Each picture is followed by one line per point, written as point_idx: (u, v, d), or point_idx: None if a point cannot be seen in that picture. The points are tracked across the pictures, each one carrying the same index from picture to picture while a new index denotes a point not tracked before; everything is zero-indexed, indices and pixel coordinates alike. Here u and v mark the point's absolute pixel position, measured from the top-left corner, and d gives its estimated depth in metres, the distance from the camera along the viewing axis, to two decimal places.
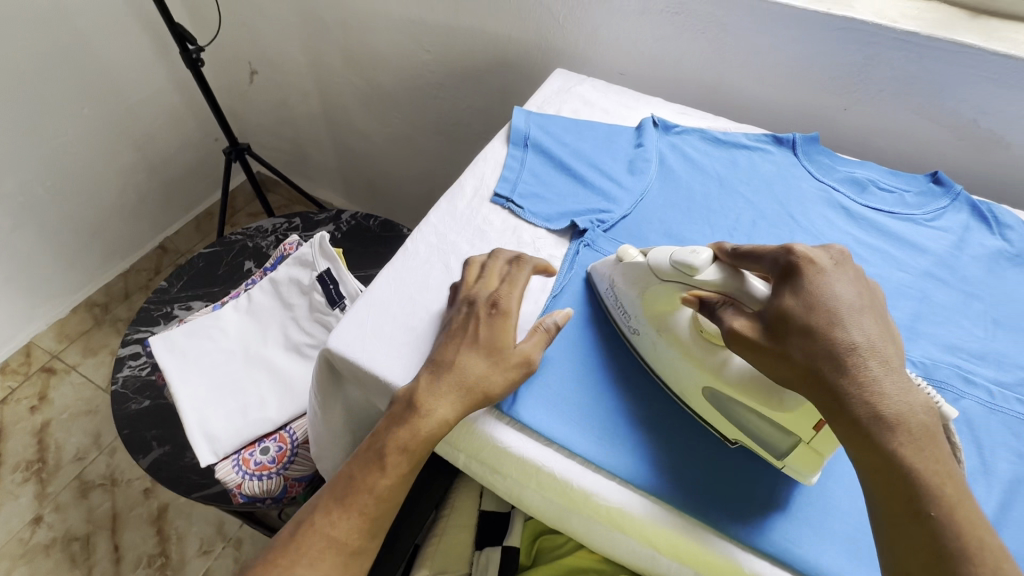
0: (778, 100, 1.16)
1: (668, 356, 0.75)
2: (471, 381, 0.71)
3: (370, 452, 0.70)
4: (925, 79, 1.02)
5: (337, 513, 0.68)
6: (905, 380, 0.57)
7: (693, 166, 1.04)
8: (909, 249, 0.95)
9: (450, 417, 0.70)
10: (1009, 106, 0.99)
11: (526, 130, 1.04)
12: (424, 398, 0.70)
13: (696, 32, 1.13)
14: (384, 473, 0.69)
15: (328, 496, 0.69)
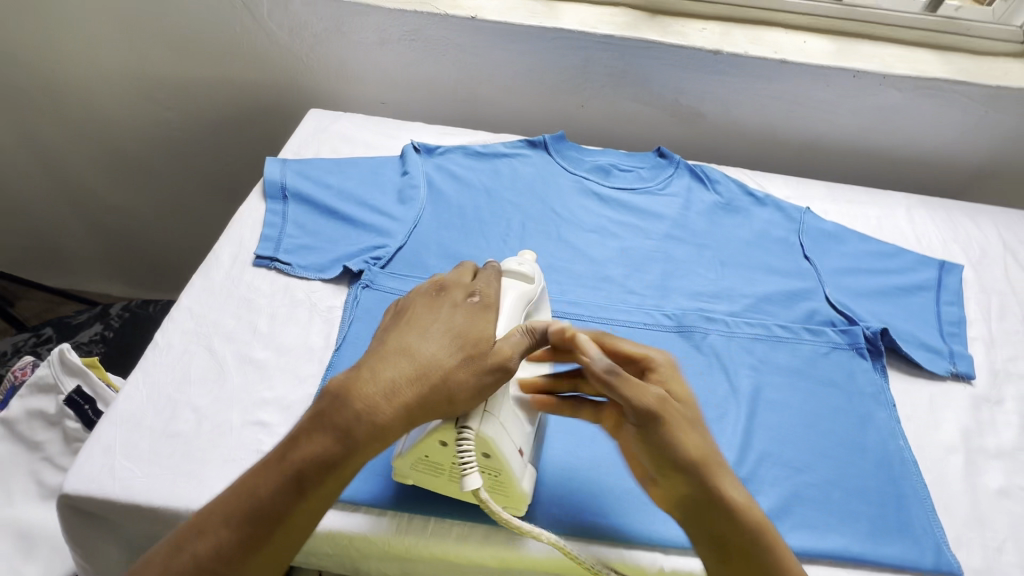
0: (528, 109, 1.17)
1: None
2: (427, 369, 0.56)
3: (274, 467, 0.52)
4: (629, 72, 1.09)
5: (217, 557, 0.49)
6: (699, 424, 0.61)
7: (452, 183, 0.97)
8: (646, 218, 0.99)
9: (393, 422, 0.54)
10: (700, 86, 1.10)
11: (282, 180, 0.93)
12: (369, 392, 0.54)
13: (439, 55, 1.10)
14: (299, 504, 0.51)
15: (208, 528, 0.50)
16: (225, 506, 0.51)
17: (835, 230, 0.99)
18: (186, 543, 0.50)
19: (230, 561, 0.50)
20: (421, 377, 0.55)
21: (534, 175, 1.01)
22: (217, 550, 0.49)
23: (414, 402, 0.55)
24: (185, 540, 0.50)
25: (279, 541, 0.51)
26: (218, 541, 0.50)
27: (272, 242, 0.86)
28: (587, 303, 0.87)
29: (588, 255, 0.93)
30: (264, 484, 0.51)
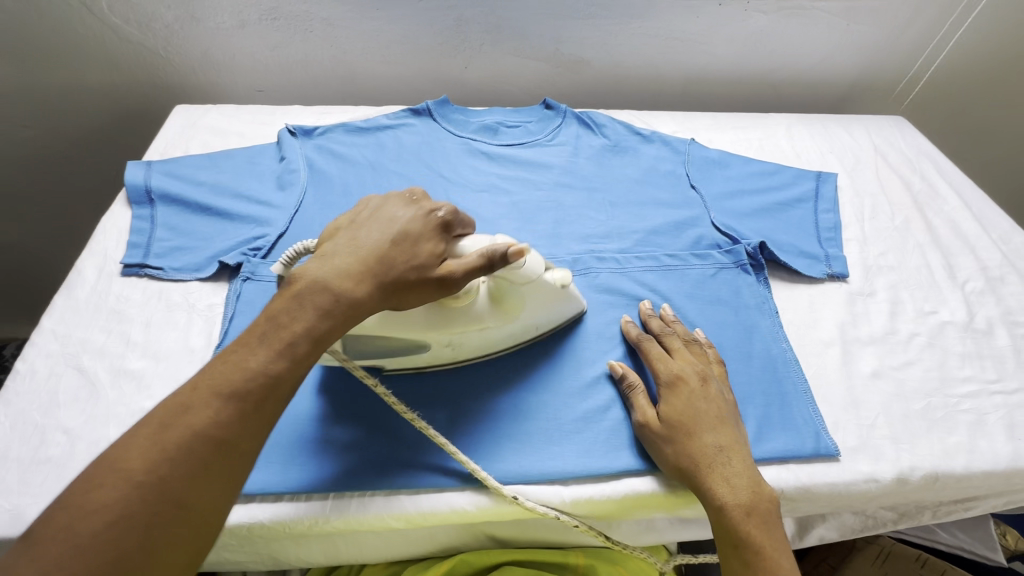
0: (624, 75, 1.02)
1: (486, 331, 0.58)
2: (370, 249, 0.50)
3: (258, 340, 0.44)
4: (739, 26, 0.95)
5: (187, 444, 0.39)
6: (740, 475, 0.52)
7: (557, 134, 0.89)
8: (739, 210, 0.80)
9: (356, 295, 0.47)
10: (813, 38, 0.99)
11: (303, 132, 0.84)
12: (311, 266, 0.48)
13: (454, 33, 0.93)
14: (285, 384, 0.44)
15: (197, 403, 0.40)
16: (208, 380, 0.42)
17: (972, 218, 0.83)
18: (159, 423, 0.39)
19: (196, 463, 0.39)
20: (357, 247, 0.50)
21: (647, 133, 0.90)
22: (205, 431, 0.40)
23: (371, 276, 0.48)
24: (174, 420, 0.40)
25: (247, 441, 0.41)
26: (203, 420, 0.40)
27: (356, 168, 0.81)
28: (700, 287, 0.70)
29: (704, 224, 0.78)
30: (251, 356, 0.43)
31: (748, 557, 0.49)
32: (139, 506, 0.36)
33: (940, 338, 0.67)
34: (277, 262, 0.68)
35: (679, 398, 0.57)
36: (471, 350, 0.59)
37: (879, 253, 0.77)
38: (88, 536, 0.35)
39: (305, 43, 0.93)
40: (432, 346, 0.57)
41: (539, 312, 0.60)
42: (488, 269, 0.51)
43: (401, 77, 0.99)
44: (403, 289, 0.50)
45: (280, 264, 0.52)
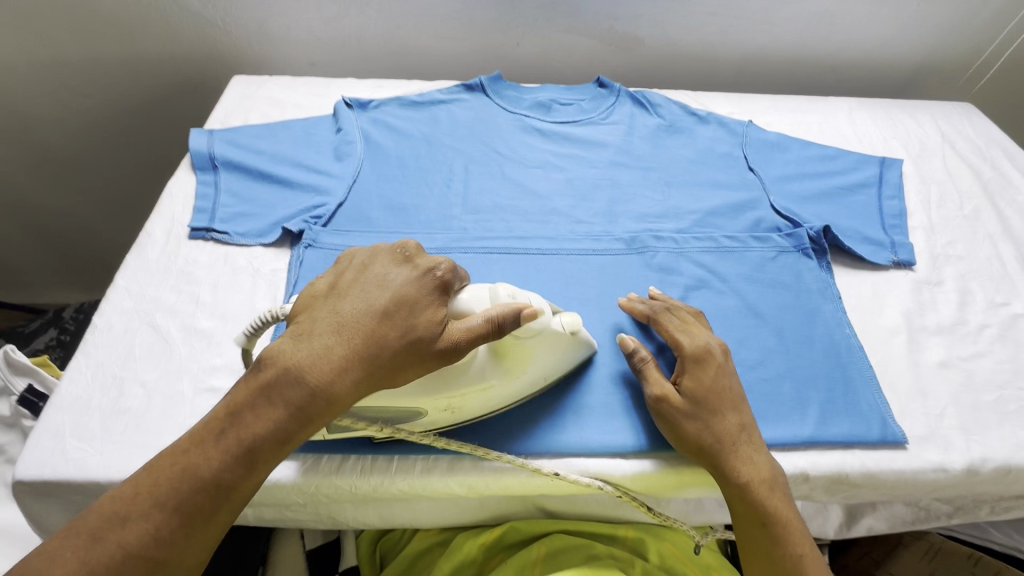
0: (678, 55, 0.99)
1: (488, 391, 0.53)
2: (346, 324, 0.46)
3: (214, 440, 0.43)
4: (803, 5, 0.92)
5: (126, 553, 0.39)
6: (760, 452, 0.53)
7: (610, 112, 0.88)
8: (800, 195, 0.78)
9: (331, 390, 0.44)
10: (880, 19, 0.95)
11: (358, 105, 0.84)
12: (281, 352, 0.45)
13: (509, 8, 0.92)
14: (240, 486, 0.43)
15: (133, 515, 0.40)
16: (147, 490, 0.41)
17: None
18: (100, 527, 0.40)
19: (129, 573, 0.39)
20: (341, 321, 0.46)
21: (703, 114, 0.88)
22: (148, 541, 0.40)
23: (346, 365, 0.45)
24: (108, 530, 0.40)
25: (187, 553, 0.41)
26: (141, 534, 0.40)
27: (411, 141, 0.81)
28: (759, 269, 0.69)
29: (763, 207, 0.76)
30: (203, 457, 0.42)
31: (776, 533, 0.51)
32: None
33: (1012, 330, 0.65)
34: (338, 231, 0.69)
35: (704, 374, 0.55)
36: (473, 411, 0.54)
37: (947, 242, 0.74)
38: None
39: (361, 16, 0.93)
40: (427, 411, 0.52)
41: (550, 359, 0.55)
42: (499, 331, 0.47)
43: (453, 53, 0.99)
44: (383, 376, 0.46)
45: (243, 335, 0.48)
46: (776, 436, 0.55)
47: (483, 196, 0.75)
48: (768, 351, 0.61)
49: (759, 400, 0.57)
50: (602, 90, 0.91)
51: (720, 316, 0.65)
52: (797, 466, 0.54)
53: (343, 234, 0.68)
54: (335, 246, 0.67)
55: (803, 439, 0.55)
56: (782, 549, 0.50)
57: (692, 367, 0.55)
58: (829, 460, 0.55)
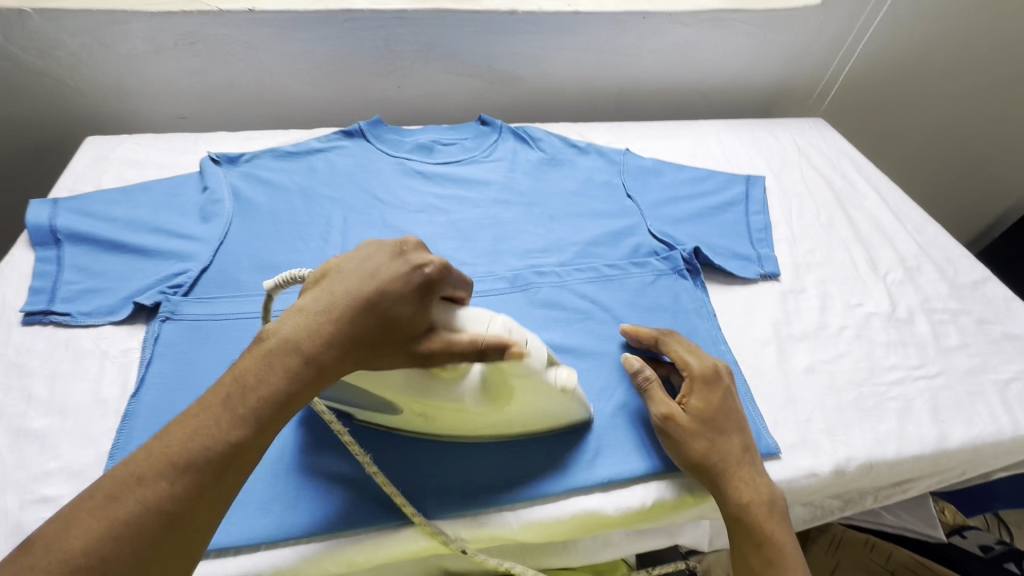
0: (558, 89, 1.03)
1: (459, 415, 0.51)
2: (340, 303, 0.45)
3: (222, 405, 0.41)
4: (664, 38, 0.98)
5: (136, 520, 0.36)
6: (758, 474, 0.55)
7: (493, 149, 0.89)
8: (674, 217, 0.82)
9: (323, 356, 0.43)
10: (735, 47, 1.03)
11: (228, 159, 0.80)
12: (287, 322, 0.44)
13: (384, 53, 0.92)
14: (247, 453, 0.41)
15: (148, 474, 0.38)
16: (155, 459, 0.38)
17: (889, 212, 0.87)
18: (108, 494, 0.37)
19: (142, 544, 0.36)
20: (334, 299, 0.45)
21: (583, 145, 0.91)
22: (161, 506, 0.37)
23: (341, 338, 0.44)
24: (125, 490, 0.37)
25: (201, 515, 0.39)
26: (156, 493, 0.37)
27: (286, 194, 0.78)
28: (638, 294, 0.71)
29: (641, 233, 0.79)
30: (213, 424, 0.40)
31: (769, 555, 0.53)
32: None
33: (866, 329, 0.70)
34: (200, 299, 0.64)
35: (713, 394, 0.57)
36: (447, 423, 0.53)
37: (808, 250, 0.80)
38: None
39: (227, 66, 0.89)
40: (402, 409, 0.52)
41: (539, 404, 0.52)
42: (475, 357, 0.45)
43: (333, 98, 0.97)
44: (377, 349, 0.45)
45: (275, 283, 0.49)
46: (658, 464, 0.56)
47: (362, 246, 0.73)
48: None
49: (641, 427, 0.59)
50: (485, 127, 0.92)
51: (605, 346, 0.66)
52: (679, 490, 0.56)
53: (206, 301, 0.64)
54: (198, 317, 0.62)
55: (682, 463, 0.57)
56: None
57: (701, 386, 0.58)
58: None
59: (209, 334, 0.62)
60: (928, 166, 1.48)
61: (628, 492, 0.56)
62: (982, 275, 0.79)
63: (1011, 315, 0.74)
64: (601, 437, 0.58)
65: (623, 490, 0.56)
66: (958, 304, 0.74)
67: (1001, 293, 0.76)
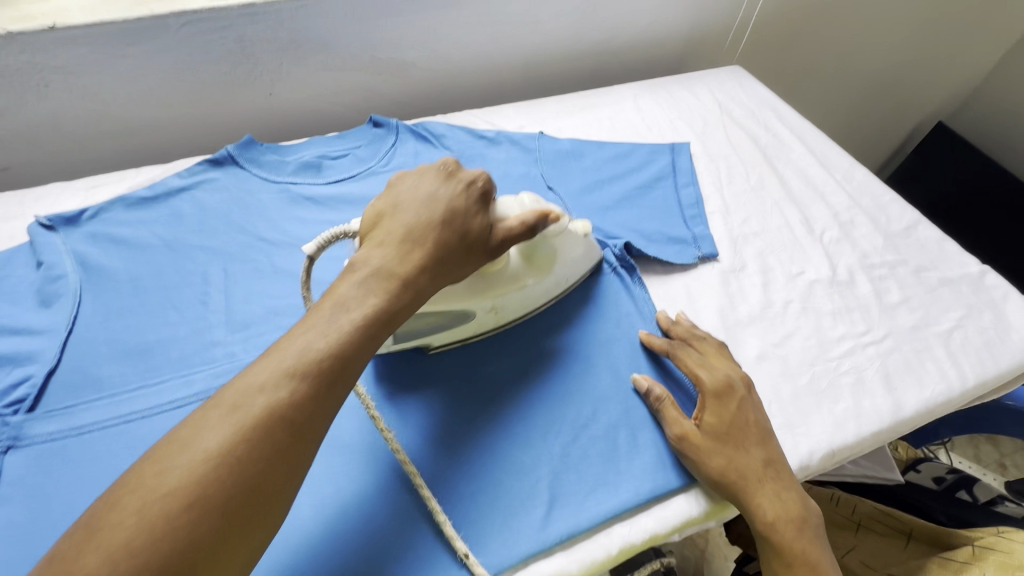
0: (456, 72, 0.92)
1: (519, 297, 0.58)
2: (420, 228, 0.49)
3: (328, 318, 0.43)
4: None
5: (263, 425, 0.37)
6: (785, 486, 0.52)
7: (391, 155, 0.78)
8: (601, 205, 0.75)
9: (418, 278, 0.47)
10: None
11: (62, 219, 0.65)
12: (373, 251, 0.47)
13: (243, 56, 0.77)
14: (352, 366, 0.42)
15: (268, 384, 0.39)
16: (271, 369, 0.39)
17: (817, 162, 0.84)
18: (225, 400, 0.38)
19: (271, 449, 0.37)
20: (410, 224, 0.49)
21: (492, 135, 0.81)
22: (282, 412, 0.38)
23: (429, 256, 0.48)
24: (247, 400, 0.38)
25: (317, 427, 0.40)
26: (276, 403, 0.38)
27: (148, 253, 0.65)
28: (574, 301, 0.64)
29: None
30: (320, 337, 0.42)
31: (795, 567, 0.50)
32: (220, 498, 0.35)
33: (811, 300, 0.67)
34: (52, 412, 0.52)
35: (730, 408, 0.54)
36: (513, 312, 0.59)
37: (742, 220, 0.75)
38: (159, 518, 0.33)
39: (44, 100, 0.72)
40: (476, 314, 0.56)
41: (569, 263, 0.61)
42: (530, 233, 0.54)
43: (194, 117, 0.82)
44: (461, 263, 0.51)
45: (317, 244, 0.49)
46: (620, 505, 0.50)
47: (252, 303, 0.62)
48: (600, 401, 0.56)
49: (597, 462, 0.53)
50: (379, 130, 0.81)
51: (545, 369, 0.58)
52: (645, 529, 0.50)
53: (61, 414, 0.52)
54: (51, 438, 0.51)
55: (647, 496, 0.51)
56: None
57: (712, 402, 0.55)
58: (674, 512, 0.52)
59: (71, 456, 0.50)
60: (843, 93, 1.48)
61: (592, 543, 0.49)
62: (913, 218, 0.77)
63: (944, 258, 0.72)
64: (556, 483, 0.51)
65: (586, 541, 0.49)
66: (895, 255, 0.72)
67: (932, 235, 0.75)
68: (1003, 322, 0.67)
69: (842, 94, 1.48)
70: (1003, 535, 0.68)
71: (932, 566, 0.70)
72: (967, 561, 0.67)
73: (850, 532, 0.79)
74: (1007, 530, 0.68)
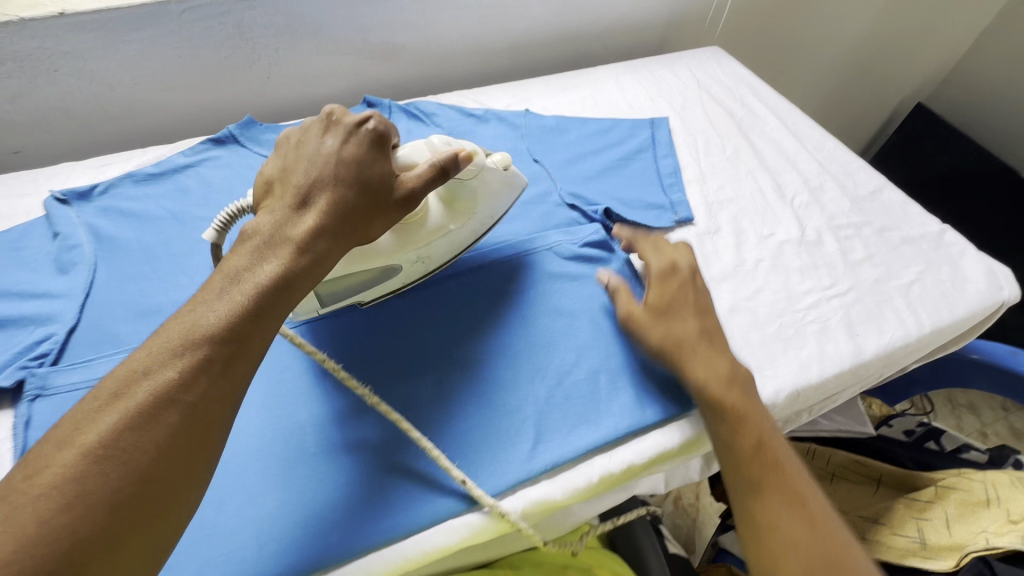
0: (446, 55, 0.96)
1: (443, 244, 0.60)
2: (311, 185, 0.47)
3: (220, 290, 0.40)
4: None
5: (172, 387, 0.36)
6: (756, 418, 0.53)
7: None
8: (585, 175, 0.79)
9: (317, 240, 0.45)
10: None
11: (76, 194, 0.69)
12: (263, 220, 0.45)
13: (242, 41, 0.81)
14: (253, 336, 0.40)
15: (182, 347, 0.37)
16: (186, 324, 0.38)
17: (789, 134, 0.88)
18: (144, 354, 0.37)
19: (184, 409, 0.36)
20: (301, 189, 0.47)
21: (480, 113, 0.86)
22: (186, 377, 0.36)
23: (328, 219, 0.46)
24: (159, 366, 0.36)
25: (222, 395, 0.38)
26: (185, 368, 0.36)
27: (156, 224, 0.69)
28: (555, 261, 0.68)
29: (553, 199, 0.75)
30: (219, 306, 0.39)
31: (784, 494, 0.49)
32: (135, 461, 0.33)
33: (780, 259, 0.72)
34: (73, 365, 0.56)
35: (684, 292, 0.61)
36: (441, 257, 0.62)
37: (717, 187, 0.80)
38: (63, 479, 0.31)
39: (53, 84, 0.76)
40: (403, 266, 0.58)
41: (490, 200, 0.62)
42: (443, 177, 0.51)
43: (195, 101, 0.86)
44: (371, 216, 0.49)
45: (215, 230, 0.49)
46: (599, 438, 0.55)
47: None
48: (582, 348, 0.61)
49: (580, 402, 0.57)
50: (372, 110, 0.85)
51: (532, 320, 0.63)
52: (623, 460, 0.55)
53: (81, 367, 0.56)
54: (74, 387, 0.55)
55: (625, 430, 0.56)
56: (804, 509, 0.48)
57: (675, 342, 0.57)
58: (650, 444, 0.56)
59: None
60: (824, 75, 1.52)
61: (574, 472, 0.54)
62: (878, 183, 0.82)
63: (907, 219, 0.77)
64: (541, 420, 0.55)
65: (569, 470, 0.54)
66: (860, 217, 0.77)
67: (896, 199, 0.80)
68: (959, 276, 0.71)
69: (823, 76, 1.52)
70: (963, 476, 0.74)
71: (898, 506, 0.75)
72: (930, 499, 0.73)
73: (825, 481, 0.84)
74: (967, 472, 0.74)
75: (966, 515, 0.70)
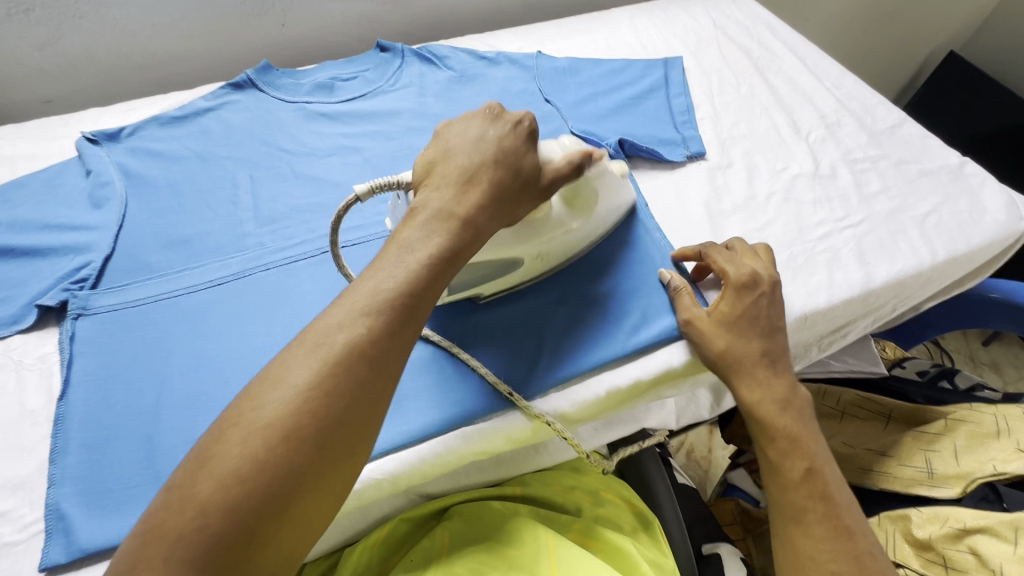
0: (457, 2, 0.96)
1: (562, 245, 0.58)
2: (475, 166, 0.48)
3: (393, 266, 0.42)
4: None
5: (349, 358, 0.38)
6: (771, 377, 0.55)
7: (398, 77, 0.83)
8: (598, 111, 0.79)
9: (477, 217, 0.46)
10: None
11: (105, 135, 0.72)
12: (432, 196, 0.46)
13: None
14: (421, 305, 0.42)
15: (345, 322, 0.39)
16: (368, 290, 0.41)
17: (806, 72, 0.87)
18: (270, 378, 0.37)
19: (359, 378, 0.38)
20: (465, 170, 0.48)
21: (492, 56, 0.86)
22: (361, 346, 0.39)
23: (486, 198, 0.47)
24: (331, 336, 0.39)
25: (395, 363, 0.41)
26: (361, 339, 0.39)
27: (182, 163, 0.72)
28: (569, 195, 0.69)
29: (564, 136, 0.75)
30: (388, 279, 0.42)
31: (783, 446, 0.53)
32: (315, 428, 0.36)
33: (793, 192, 0.71)
34: (111, 289, 0.60)
35: (746, 300, 0.57)
36: (558, 258, 0.60)
37: (731, 124, 0.79)
38: (261, 447, 0.35)
39: (78, 32, 0.79)
40: (524, 260, 0.56)
41: (605, 204, 0.61)
42: (578, 173, 0.53)
43: (212, 49, 0.88)
44: (516, 203, 0.50)
45: (369, 188, 0.47)
46: (608, 355, 0.57)
47: (278, 201, 0.69)
48: (595, 273, 0.62)
49: (590, 320, 0.59)
50: (385, 54, 0.86)
51: None
52: (632, 375, 0.57)
53: (118, 290, 0.60)
54: (112, 308, 0.59)
55: (632, 349, 0.58)
56: (796, 460, 0.52)
57: (731, 305, 0.56)
58: (657, 361, 0.58)
59: (130, 322, 0.58)
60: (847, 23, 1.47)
61: (583, 387, 0.56)
62: (898, 118, 0.80)
63: (926, 152, 0.76)
64: (555, 340, 0.58)
65: (577, 385, 0.56)
66: (877, 151, 0.76)
67: (915, 133, 0.78)
68: (979, 206, 0.70)
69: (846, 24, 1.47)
70: (972, 408, 0.74)
71: (906, 439, 0.76)
72: (939, 432, 0.74)
73: (834, 420, 0.84)
74: (978, 404, 0.74)
75: (975, 446, 0.71)
